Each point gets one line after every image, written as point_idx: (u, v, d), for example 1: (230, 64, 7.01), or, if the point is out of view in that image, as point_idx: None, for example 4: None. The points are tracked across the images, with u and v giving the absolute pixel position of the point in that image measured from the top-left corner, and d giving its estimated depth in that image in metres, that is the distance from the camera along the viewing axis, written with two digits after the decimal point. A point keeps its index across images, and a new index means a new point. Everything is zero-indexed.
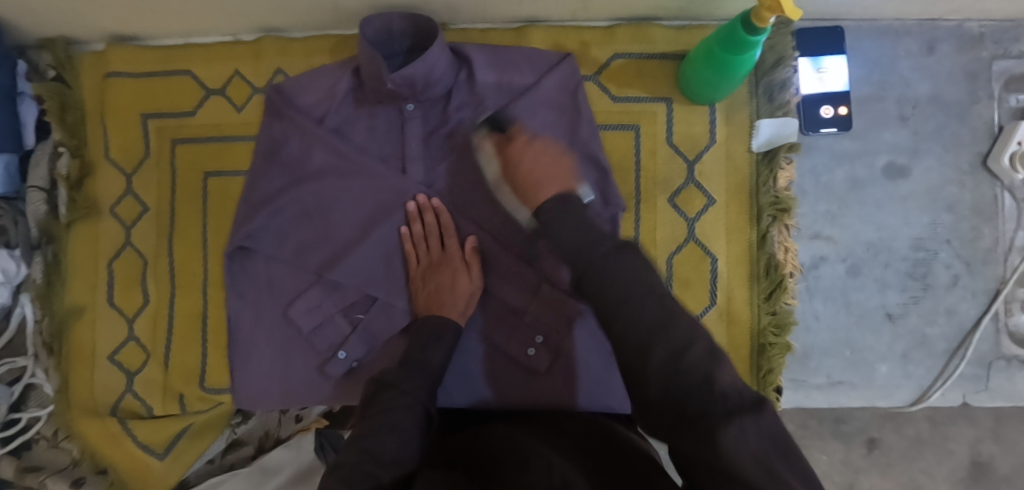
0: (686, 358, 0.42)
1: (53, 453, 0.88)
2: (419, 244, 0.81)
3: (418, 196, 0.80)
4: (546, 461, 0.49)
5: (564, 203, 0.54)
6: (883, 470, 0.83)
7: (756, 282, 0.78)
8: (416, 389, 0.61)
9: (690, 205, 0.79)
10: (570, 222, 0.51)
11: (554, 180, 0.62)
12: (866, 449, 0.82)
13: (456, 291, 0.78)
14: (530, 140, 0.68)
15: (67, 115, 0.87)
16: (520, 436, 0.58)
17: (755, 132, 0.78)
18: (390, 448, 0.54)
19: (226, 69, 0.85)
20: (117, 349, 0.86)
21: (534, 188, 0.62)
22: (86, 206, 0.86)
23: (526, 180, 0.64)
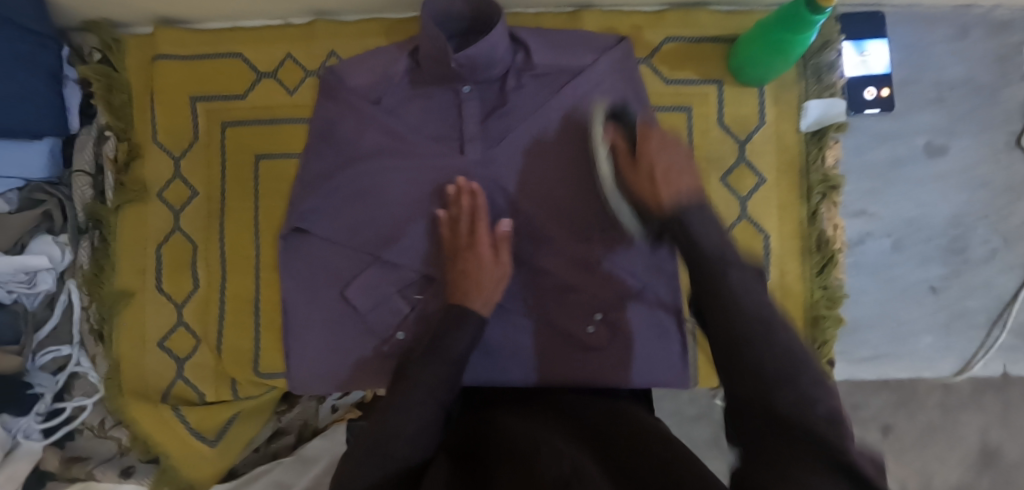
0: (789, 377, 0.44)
1: (100, 441, 0.87)
2: (462, 225, 0.80)
3: (459, 178, 0.80)
4: (554, 449, 0.48)
5: (701, 212, 0.58)
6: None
7: (808, 257, 0.80)
8: (437, 379, 0.57)
9: (742, 184, 0.81)
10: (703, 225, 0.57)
11: (686, 179, 0.63)
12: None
13: (483, 274, 0.77)
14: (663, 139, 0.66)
15: (114, 97, 0.86)
16: (543, 426, 0.56)
17: (803, 112, 0.80)
18: (407, 441, 0.53)
19: (277, 51, 0.85)
20: (167, 335, 0.85)
21: (660, 188, 0.63)
22: (134, 188, 0.85)
23: (659, 172, 0.64)
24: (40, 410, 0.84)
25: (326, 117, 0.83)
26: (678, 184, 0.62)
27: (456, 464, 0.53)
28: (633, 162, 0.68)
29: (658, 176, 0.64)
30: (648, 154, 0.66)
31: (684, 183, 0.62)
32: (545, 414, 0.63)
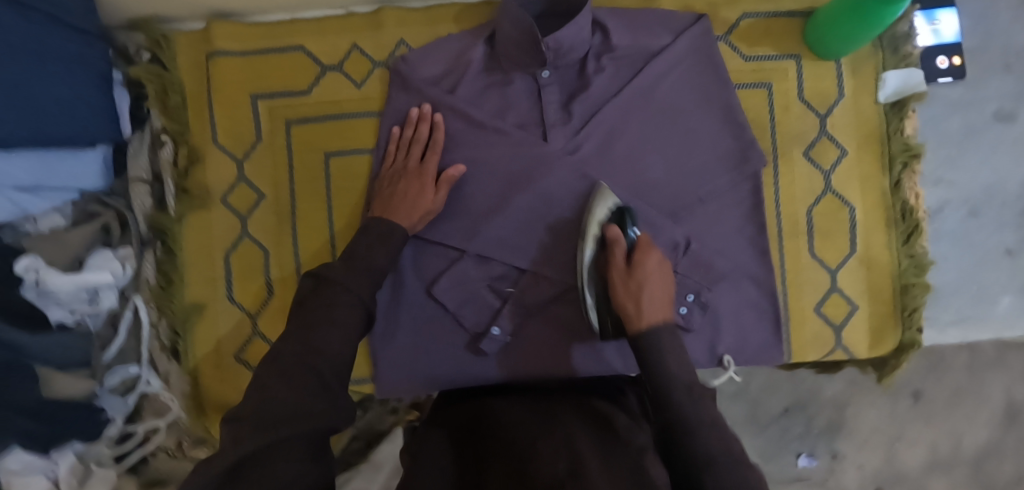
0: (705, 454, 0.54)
1: (175, 464, 0.83)
2: (402, 149, 0.79)
3: (424, 104, 0.79)
4: (551, 448, 0.50)
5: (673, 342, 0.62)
6: (928, 419, 0.96)
7: (894, 227, 0.81)
8: (349, 318, 0.59)
9: (825, 158, 0.81)
10: (672, 359, 0.61)
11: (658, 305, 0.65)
12: (911, 401, 0.96)
13: (417, 202, 0.75)
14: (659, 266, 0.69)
15: (169, 99, 0.81)
16: (520, 415, 0.60)
17: (881, 83, 0.80)
18: (328, 352, 0.56)
19: (344, 42, 0.81)
20: (243, 346, 0.81)
21: (642, 303, 0.65)
22: (199, 195, 0.81)
23: (632, 291, 0.66)
24: (112, 435, 0.80)
25: (399, 109, 0.81)
26: (654, 318, 0.63)
27: (449, 461, 0.55)
28: (626, 271, 0.68)
29: (644, 301, 0.65)
30: (642, 271, 0.67)
31: (660, 320, 0.63)
32: (524, 401, 0.66)
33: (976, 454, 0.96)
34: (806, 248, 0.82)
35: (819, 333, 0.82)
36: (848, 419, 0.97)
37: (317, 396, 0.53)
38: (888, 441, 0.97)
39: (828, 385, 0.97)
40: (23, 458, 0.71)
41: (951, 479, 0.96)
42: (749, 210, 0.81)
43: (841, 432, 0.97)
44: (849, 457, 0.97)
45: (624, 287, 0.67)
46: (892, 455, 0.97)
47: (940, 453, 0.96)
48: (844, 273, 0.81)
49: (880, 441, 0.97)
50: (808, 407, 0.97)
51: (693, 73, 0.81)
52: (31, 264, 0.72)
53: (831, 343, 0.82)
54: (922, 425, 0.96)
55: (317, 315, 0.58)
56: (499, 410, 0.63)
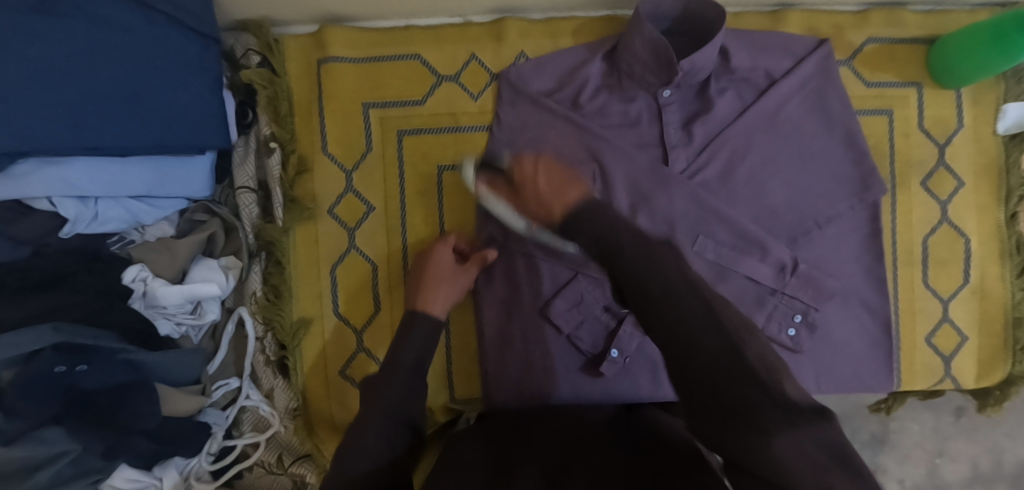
0: (667, 292, 0.46)
1: (271, 479, 0.81)
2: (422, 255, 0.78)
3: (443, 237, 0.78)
4: (590, 465, 0.54)
5: (591, 215, 0.52)
6: (970, 435, 0.97)
7: (1008, 260, 0.81)
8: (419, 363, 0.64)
9: (943, 188, 0.81)
10: (602, 229, 0.52)
11: (571, 188, 0.56)
12: (954, 416, 0.97)
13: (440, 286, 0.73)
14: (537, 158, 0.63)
15: (279, 106, 0.79)
16: (555, 450, 0.59)
17: (1003, 114, 0.80)
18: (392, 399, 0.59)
19: (462, 52, 0.79)
20: (348, 363, 0.79)
21: (557, 194, 0.56)
22: (307, 206, 0.79)
23: (545, 190, 0.58)
24: (212, 449, 0.77)
25: (510, 123, 0.79)
26: (567, 195, 0.55)
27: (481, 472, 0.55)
28: (523, 182, 0.61)
29: (545, 188, 0.58)
30: (532, 178, 0.60)
31: (576, 197, 0.54)
32: (545, 432, 0.64)
33: (1016, 470, 0.97)
34: (921, 277, 0.81)
35: (928, 363, 0.82)
36: (891, 434, 0.98)
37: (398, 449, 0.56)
38: (929, 457, 0.97)
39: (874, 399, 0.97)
40: (130, 475, 0.69)
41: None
42: (865, 237, 0.80)
43: (884, 446, 0.97)
44: (889, 471, 0.97)
45: (532, 202, 0.60)
46: (933, 470, 0.97)
47: (981, 469, 0.97)
48: (957, 303, 0.81)
49: (922, 456, 0.97)
50: (852, 420, 0.97)
51: (818, 96, 0.79)
52: (139, 273, 0.70)
53: (941, 373, 0.82)
54: (963, 441, 0.97)
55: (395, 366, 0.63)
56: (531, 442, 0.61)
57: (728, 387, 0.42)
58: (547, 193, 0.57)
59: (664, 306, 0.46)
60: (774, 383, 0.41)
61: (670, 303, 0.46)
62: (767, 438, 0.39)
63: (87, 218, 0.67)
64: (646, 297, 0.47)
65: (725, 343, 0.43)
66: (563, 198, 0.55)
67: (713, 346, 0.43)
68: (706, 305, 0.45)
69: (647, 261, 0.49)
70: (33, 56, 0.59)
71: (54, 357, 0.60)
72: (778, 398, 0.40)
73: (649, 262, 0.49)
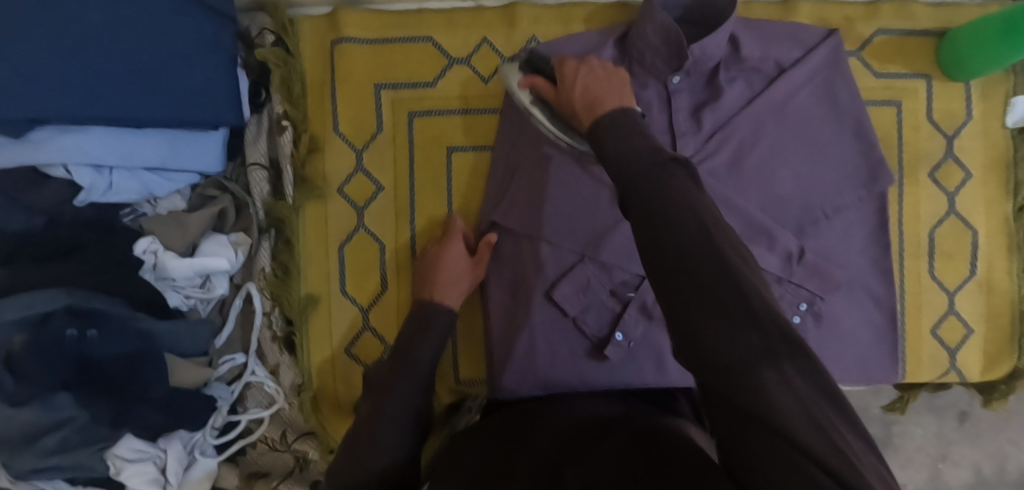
0: (667, 262, 0.43)
1: (275, 455, 0.81)
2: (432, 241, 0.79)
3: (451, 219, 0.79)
4: (582, 465, 0.49)
5: (623, 117, 0.55)
6: (973, 440, 0.97)
7: (1015, 253, 0.81)
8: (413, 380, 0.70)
9: (951, 180, 0.81)
10: (624, 135, 0.53)
11: (613, 96, 0.58)
12: (958, 421, 0.97)
13: (446, 275, 0.75)
14: (579, 63, 0.63)
15: (292, 86, 0.79)
16: (550, 429, 0.60)
17: (1011, 108, 0.81)
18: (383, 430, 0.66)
19: (473, 36, 0.80)
20: (353, 341, 0.80)
21: (596, 104, 0.58)
22: (318, 184, 0.79)
23: (585, 96, 0.59)
24: (216, 424, 0.77)
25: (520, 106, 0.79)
26: (612, 105, 0.57)
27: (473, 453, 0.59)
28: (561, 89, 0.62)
29: (586, 102, 0.59)
30: (572, 81, 0.61)
31: (619, 107, 0.56)
32: (547, 415, 0.66)
33: (1019, 476, 0.97)
34: (928, 269, 0.81)
35: (934, 355, 0.81)
36: (894, 437, 0.98)
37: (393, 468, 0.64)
38: (932, 462, 0.98)
39: (878, 401, 0.98)
40: (135, 445, 0.69)
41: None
42: (873, 228, 0.80)
43: (887, 450, 0.98)
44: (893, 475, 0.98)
45: (568, 105, 0.61)
46: (935, 475, 0.98)
47: (984, 475, 0.97)
48: (963, 296, 0.81)
49: (925, 460, 0.98)
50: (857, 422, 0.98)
51: (827, 87, 0.79)
52: (150, 245, 0.72)
53: (946, 365, 0.82)
54: (966, 447, 0.98)
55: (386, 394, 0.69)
56: (530, 424, 0.63)
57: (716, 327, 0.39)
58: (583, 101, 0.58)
59: (661, 267, 0.43)
60: (757, 301, 0.39)
61: (670, 228, 0.44)
62: (757, 387, 0.36)
63: (101, 188, 0.68)
64: (658, 224, 0.44)
65: (714, 266, 0.41)
66: (600, 109, 0.57)
67: (698, 273, 0.41)
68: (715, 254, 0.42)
69: (657, 185, 0.47)
70: (56, 24, 0.61)
71: (66, 319, 0.62)
72: (761, 319, 0.38)
73: (659, 187, 0.46)
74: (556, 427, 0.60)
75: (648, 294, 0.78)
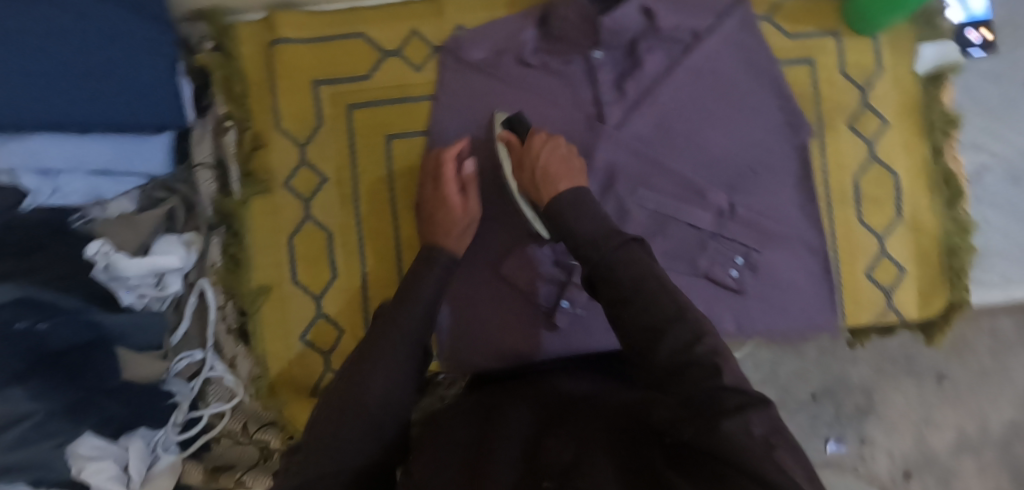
0: (646, 304, 0.50)
1: (240, 448, 0.82)
2: (433, 177, 0.78)
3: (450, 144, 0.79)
4: (560, 442, 0.45)
5: (574, 196, 0.67)
6: (954, 403, 0.95)
7: (937, 192, 0.84)
8: (410, 329, 0.60)
9: (868, 128, 0.85)
10: (575, 213, 0.64)
11: (564, 179, 0.71)
12: (936, 384, 0.95)
13: (450, 219, 0.76)
14: (548, 137, 0.75)
15: (233, 87, 0.83)
16: (526, 405, 0.55)
17: (918, 55, 0.85)
18: (376, 393, 0.53)
19: (403, 28, 0.84)
20: (308, 328, 0.82)
21: (550, 180, 0.71)
22: (264, 178, 0.83)
23: (541, 174, 0.72)
24: (178, 421, 0.79)
25: (452, 90, 0.83)
26: (554, 189, 0.69)
27: (454, 438, 0.52)
28: (525, 154, 0.74)
29: (541, 175, 0.72)
30: (535, 154, 0.74)
31: (560, 190, 0.69)
32: (525, 390, 0.61)
33: (1004, 435, 0.95)
34: (855, 214, 0.84)
35: (870, 296, 0.84)
36: (876, 405, 0.96)
37: (392, 418, 0.53)
38: (916, 426, 0.95)
39: (855, 370, 0.96)
40: (96, 444, 0.70)
41: (980, 462, 0.94)
42: (797, 179, 0.84)
43: (869, 418, 0.95)
44: (878, 443, 0.95)
45: (530, 183, 0.73)
46: (920, 439, 0.95)
47: (968, 435, 0.94)
48: (892, 237, 0.84)
49: (908, 426, 0.95)
50: (835, 393, 0.96)
51: (741, 50, 0.84)
52: (101, 247, 0.71)
53: (883, 306, 0.84)
54: (948, 410, 0.95)
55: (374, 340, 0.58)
56: (506, 401, 0.58)
57: (684, 372, 0.44)
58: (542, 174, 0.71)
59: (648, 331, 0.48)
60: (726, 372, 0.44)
61: (644, 299, 0.50)
62: (719, 426, 0.37)
63: (47, 191, 0.71)
64: (627, 314, 0.50)
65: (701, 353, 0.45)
66: (553, 187, 0.70)
67: (677, 363, 0.45)
68: (694, 331, 0.47)
69: (625, 263, 0.54)
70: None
71: (18, 311, 0.61)
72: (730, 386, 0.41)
73: (628, 265, 0.53)
74: (536, 404, 0.55)
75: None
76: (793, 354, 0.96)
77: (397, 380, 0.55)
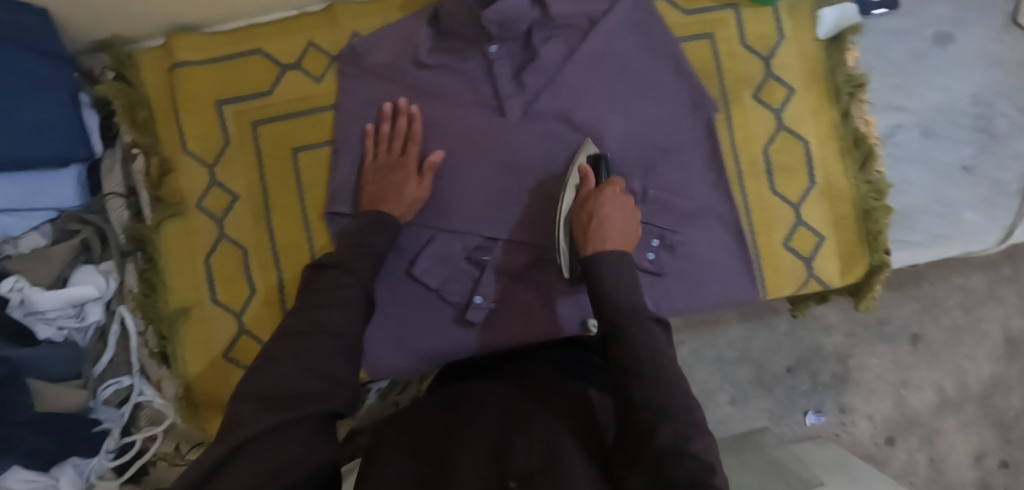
0: (654, 373, 0.53)
1: (176, 470, 0.83)
2: (381, 142, 0.81)
3: (396, 98, 0.81)
4: (525, 440, 0.49)
5: (614, 264, 0.62)
6: (930, 362, 1.01)
7: (849, 156, 0.83)
8: (362, 273, 0.66)
9: (774, 98, 0.84)
10: (609, 276, 0.62)
11: (613, 238, 0.66)
12: (911, 345, 1.01)
13: (403, 192, 0.78)
14: (620, 193, 0.71)
15: (137, 114, 0.84)
16: (490, 395, 0.59)
17: (819, 20, 0.84)
18: (338, 320, 0.59)
19: (299, 41, 0.85)
20: (231, 346, 0.83)
21: (596, 231, 0.66)
22: (175, 201, 0.83)
23: (595, 223, 0.67)
24: (110, 448, 0.80)
25: (353, 99, 0.84)
26: (599, 244, 0.65)
27: (422, 429, 0.54)
28: (593, 196, 0.70)
29: (592, 224, 0.67)
30: (600, 203, 0.69)
31: (602, 248, 0.64)
32: (488, 381, 0.64)
33: (981, 390, 1.01)
34: (767, 185, 0.84)
35: (790, 266, 0.84)
36: (852, 372, 1.02)
37: (346, 351, 0.58)
38: (894, 389, 1.01)
39: (828, 339, 1.02)
40: (25, 476, 0.71)
41: (962, 419, 1.01)
42: (709, 156, 0.83)
43: (847, 385, 1.01)
44: (857, 410, 1.01)
45: (579, 227, 0.68)
46: (900, 402, 1.01)
47: (947, 394, 1.01)
48: (808, 206, 0.83)
49: (887, 389, 1.01)
50: (811, 364, 1.02)
51: (639, 31, 0.83)
52: (16, 283, 0.73)
53: (804, 275, 0.84)
54: (925, 368, 1.01)
55: (324, 287, 0.62)
56: (472, 391, 0.61)
57: (669, 455, 0.48)
58: (595, 224, 0.67)
59: (652, 406, 0.51)
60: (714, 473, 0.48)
61: (656, 376, 0.52)
62: None
63: None
64: (636, 392, 0.52)
65: (698, 446, 0.49)
66: (599, 243, 0.65)
67: (671, 449, 0.48)
68: (695, 425, 0.51)
69: (643, 339, 0.55)
70: None
71: None
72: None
73: (643, 342, 0.55)
74: (498, 394, 0.58)
75: (499, 254, 0.82)
76: (766, 327, 1.01)
77: (355, 316, 0.61)
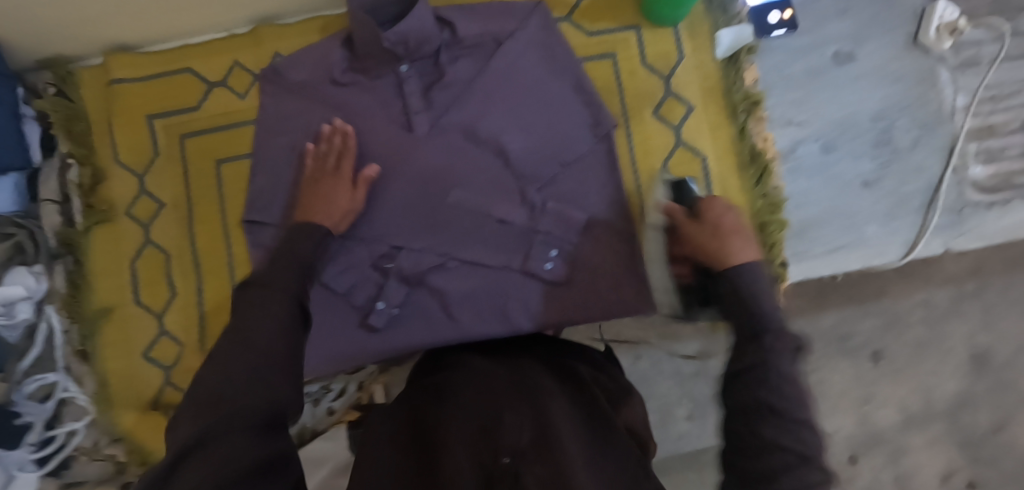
0: None
1: (95, 464, 0.87)
2: (314, 158, 0.84)
3: (331, 120, 0.85)
4: (517, 419, 0.45)
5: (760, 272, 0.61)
6: (894, 378, 0.92)
7: (745, 171, 0.86)
8: (284, 284, 0.59)
9: (673, 115, 0.87)
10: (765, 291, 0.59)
11: (744, 246, 0.65)
12: (873, 362, 0.92)
13: (332, 202, 0.80)
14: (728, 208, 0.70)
15: (75, 126, 0.90)
16: (477, 381, 0.55)
17: (717, 42, 0.87)
18: (268, 337, 0.52)
19: (225, 61, 0.91)
20: (151, 345, 0.87)
21: (720, 248, 0.65)
22: (104, 208, 0.89)
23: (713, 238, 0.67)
24: (31, 441, 0.84)
25: (272, 112, 0.88)
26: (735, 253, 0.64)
27: (408, 430, 0.51)
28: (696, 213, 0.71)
29: (720, 235, 0.67)
30: (714, 219, 0.69)
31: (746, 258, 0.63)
32: (474, 368, 0.60)
33: (947, 407, 0.92)
34: None
35: None
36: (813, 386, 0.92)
37: (288, 359, 0.52)
38: (858, 406, 0.92)
39: None
40: None
41: (929, 437, 0.92)
42: (608, 170, 0.86)
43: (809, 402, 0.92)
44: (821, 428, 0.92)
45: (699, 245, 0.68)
46: (865, 419, 0.92)
47: (913, 410, 0.92)
48: None
49: (850, 406, 0.92)
50: None
51: (543, 50, 0.87)
52: None
53: None
54: (889, 385, 0.92)
55: (255, 295, 0.56)
56: (455, 380, 0.58)
57: None
58: (711, 237, 0.67)
59: None
60: None
61: None
62: None
63: None
64: None
65: None
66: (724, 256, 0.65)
67: None
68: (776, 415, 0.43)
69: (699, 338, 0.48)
70: None
71: None
72: None
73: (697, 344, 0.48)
74: (488, 379, 0.55)
75: (403, 263, 0.85)
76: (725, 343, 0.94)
77: (282, 320, 0.54)
